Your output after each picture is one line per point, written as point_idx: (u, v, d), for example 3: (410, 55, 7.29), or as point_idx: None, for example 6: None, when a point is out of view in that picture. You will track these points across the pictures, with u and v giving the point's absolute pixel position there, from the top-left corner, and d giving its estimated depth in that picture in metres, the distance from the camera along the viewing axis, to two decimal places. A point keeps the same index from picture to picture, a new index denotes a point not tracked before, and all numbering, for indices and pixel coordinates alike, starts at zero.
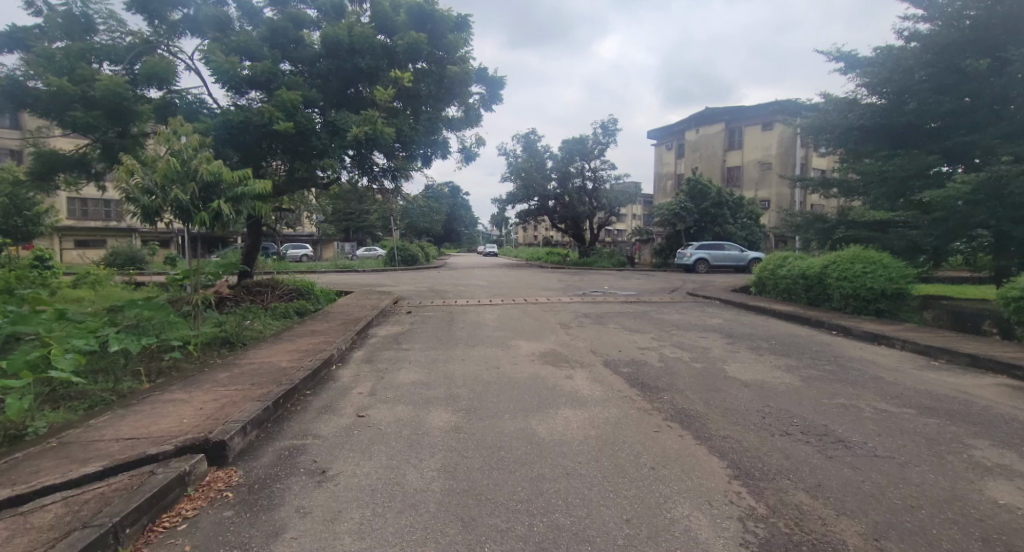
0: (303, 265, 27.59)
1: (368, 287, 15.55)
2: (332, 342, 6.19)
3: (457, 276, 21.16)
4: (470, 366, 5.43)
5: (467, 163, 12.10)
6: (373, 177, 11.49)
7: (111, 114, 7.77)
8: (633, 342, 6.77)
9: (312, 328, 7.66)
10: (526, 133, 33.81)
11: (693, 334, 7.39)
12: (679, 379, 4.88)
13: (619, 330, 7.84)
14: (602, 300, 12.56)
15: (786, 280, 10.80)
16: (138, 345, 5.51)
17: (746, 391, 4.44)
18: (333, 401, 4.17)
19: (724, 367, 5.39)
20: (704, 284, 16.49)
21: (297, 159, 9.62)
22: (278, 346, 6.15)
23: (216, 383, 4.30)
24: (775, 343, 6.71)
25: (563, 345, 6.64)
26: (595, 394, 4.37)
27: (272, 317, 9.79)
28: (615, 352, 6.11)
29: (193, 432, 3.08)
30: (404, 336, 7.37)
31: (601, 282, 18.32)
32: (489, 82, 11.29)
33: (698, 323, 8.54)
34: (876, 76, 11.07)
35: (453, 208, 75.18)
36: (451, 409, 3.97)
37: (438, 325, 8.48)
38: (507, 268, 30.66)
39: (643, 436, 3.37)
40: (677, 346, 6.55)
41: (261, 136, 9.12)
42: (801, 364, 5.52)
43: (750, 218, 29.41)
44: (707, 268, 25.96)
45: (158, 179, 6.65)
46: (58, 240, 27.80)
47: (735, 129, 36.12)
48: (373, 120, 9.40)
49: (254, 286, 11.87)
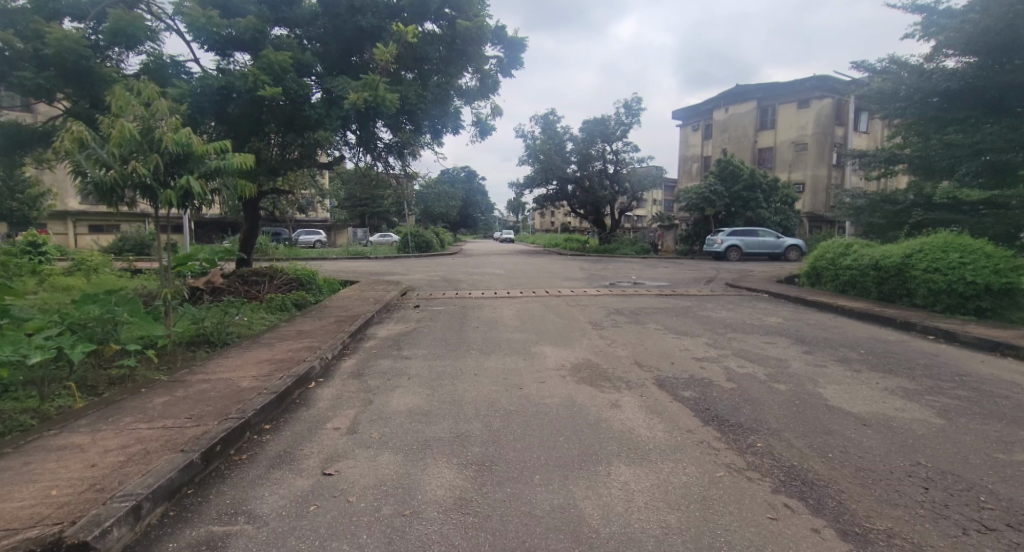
0: (314, 252, 26.80)
1: (376, 277, 14.48)
2: (317, 350, 5.08)
3: (474, 265, 19.98)
4: (484, 386, 4.24)
5: (482, 138, 10.78)
6: (377, 155, 10.32)
7: (69, 78, 6.71)
8: (685, 351, 5.49)
9: (300, 326, 6.59)
10: (545, 114, 32.24)
11: (758, 340, 6.04)
12: (765, 412, 3.58)
13: (663, 333, 6.56)
14: (633, 292, 11.23)
15: (850, 271, 9.34)
16: (78, 352, 4.48)
17: (871, 435, 3.13)
18: (296, 446, 3.01)
19: (818, 391, 4.06)
20: (743, 275, 14.98)
21: (290, 133, 8.48)
22: (252, 352, 5.06)
23: (146, 413, 3.20)
24: (866, 353, 5.33)
25: (598, 353, 5.40)
26: (658, 437, 3.14)
27: (265, 312, 8.84)
28: (666, 366, 4.84)
29: (44, 522, 1.95)
30: (406, 339, 6.21)
31: (627, 272, 16.91)
32: (507, 43, 9.89)
33: (755, 325, 7.17)
34: (967, 29, 9.37)
35: (468, 194, 74.03)
36: (456, 463, 2.79)
37: (448, 324, 7.33)
38: (524, 255, 29.34)
39: (756, 532, 2.09)
40: (742, 356, 5.23)
41: (248, 104, 7.99)
42: (920, 386, 4.16)
43: (785, 202, 27.49)
44: (739, 255, 24.24)
45: (113, 150, 5.53)
46: (71, 225, 27.72)
47: (768, 107, 33.81)
48: (374, 86, 8.10)
49: (251, 274, 10.91)
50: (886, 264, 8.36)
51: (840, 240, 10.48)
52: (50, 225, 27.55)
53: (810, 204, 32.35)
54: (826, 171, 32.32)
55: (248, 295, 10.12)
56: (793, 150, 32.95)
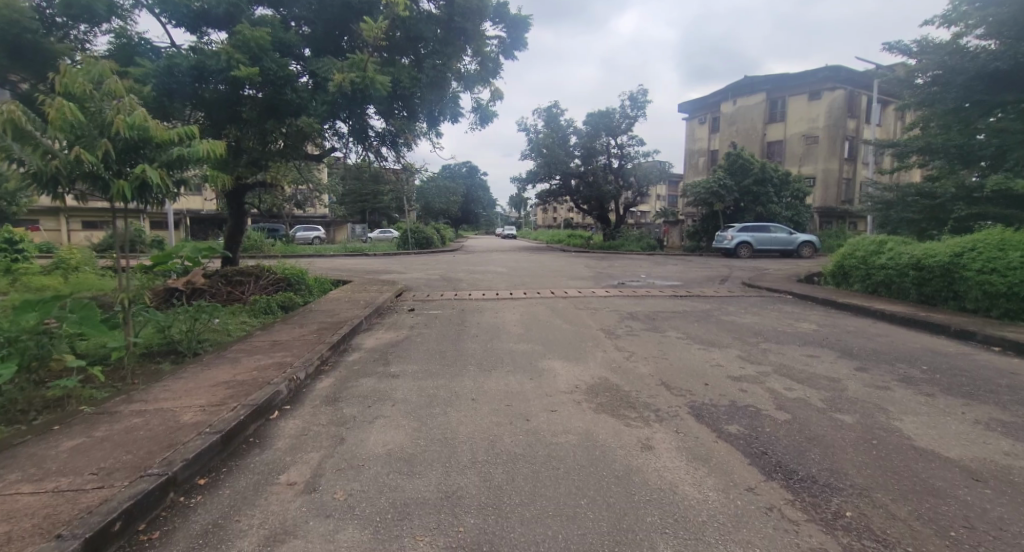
0: (310, 248, 26.09)
1: (371, 275, 13.74)
2: (287, 368, 4.32)
3: (475, 262, 19.22)
4: (482, 418, 3.48)
5: (483, 126, 10.01)
6: (369, 145, 9.54)
7: (14, 53, 5.93)
8: (717, 368, 4.71)
9: (278, 335, 5.86)
10: (549, 107, 31.39)
11: (798, 353, 5.26)
12: (840, 458, 2.80)
13: (687, 343, 5.79)
14: (646, 292, 10.47)
15: (886, 271, 8.53)
16: (3, 370, 3.76)
17: (995, 499, 2.34)
18: (229, 517, 2.23)
19: (894, 425, 3.29)
20: (759, 273, 14.19)
21: (271, 117, 7.65)
22: (214, 369, 4.32)
23: (39, 466, 2.41)
24: (930, 370, 4.55)
25: (616, 370, 4.65)
26: (711, 502, 2.35)
27: (247, 318, 8.13)
28: (699, 389, 4.07)
29: None
30: (396, 351, 5.47)
31: (636, 270, 16.12)
32: (511, 22, 9.09)
33: (789, 333, 6.39)
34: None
35: (470, 190, 73.30)
36: (442, 547, 2.00)
37: (446, 330, 6.61)
38: (526, 251, 28.57)
39: None
40: (785, 375, 4.45)
41: (224, 86, 7.21)
42: (1018, 418, 3.38)
43: (796, 197, 26.60)
44: (750, 252, 23.43)
45: (54, 133, 4.72)
46: (64, 221, 27.14)
47: (778, 99, 32.82)
48: (363, 67, 7.29)
49: (235, 274, 10.18)
50: (930, 263, 7.56)
51: (871, 237, 9.70)
52: (43, 221, 26.94)
53: (821, 198, 31.47)
54: (838, 164, 31.39)
55: (231, 297, 9.41)
56: (803, 143, 32.04)
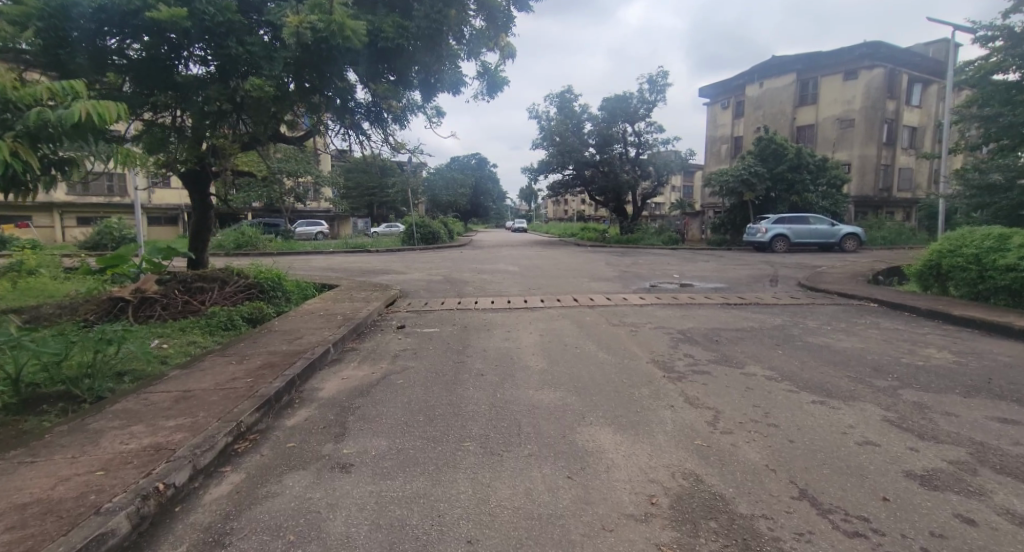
0: (310, 244, 24.69)
1: (363, 278, 11.98)
2: (159, 464, 2.55)
3: (483, 259, 17.40)
4: None
5: (491, 97, 8.16)
6: (352, 121, 7.86)
7: None
8: (874, 454, 2.83)
9: (198, 377, 4.14)
10: (562, 92, 29.36)
11: (980, 417, 3.35)
12: None
13: (790, 393, 3.91)
14: (691, 300, 8.58)
15: (1016, 275, 6.60)
16: None
17: None
18: None
19: None
20: (813, 273, 12.16)
21: (215, 81, 5.90)
22: (38, 464, 2.59)
23: None
24: None
25: (707, 459, 2.82)
26: None
27: (197, 336, 6.47)
28: (884, 519, 2.19)
29: None
30: (362, 407, 3.71)
31: (666, 268, 14.21)
32: None
33: (926, 369, 4.48)
34: None
35: (479, 183, 71.91)
36: None
37: (440, 363, 4.85)
38: (539, 247, 26.77)
39: None
40: (1009, 477, 2.55)
41: (154, 40, 5.50)
42: None
43: (834, 184, 24.23)
44: (786, 246, 21.27)
45: None
46: (58, 218, 26.17)
47: (810, 79, 30.24)
48: (329, 9, 5.40)
49: (196, 279, 8.52)
50: None
51: (981, 230, 7.67)
52: (37, 218, 26.03)
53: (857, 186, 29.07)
54: (877, 150, 28.87)
55: (186, 310, 7.79)
56: (837, 128, 29.51)
